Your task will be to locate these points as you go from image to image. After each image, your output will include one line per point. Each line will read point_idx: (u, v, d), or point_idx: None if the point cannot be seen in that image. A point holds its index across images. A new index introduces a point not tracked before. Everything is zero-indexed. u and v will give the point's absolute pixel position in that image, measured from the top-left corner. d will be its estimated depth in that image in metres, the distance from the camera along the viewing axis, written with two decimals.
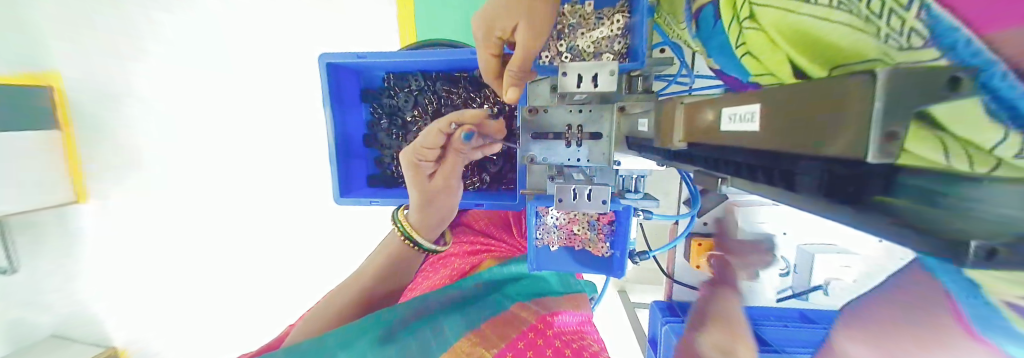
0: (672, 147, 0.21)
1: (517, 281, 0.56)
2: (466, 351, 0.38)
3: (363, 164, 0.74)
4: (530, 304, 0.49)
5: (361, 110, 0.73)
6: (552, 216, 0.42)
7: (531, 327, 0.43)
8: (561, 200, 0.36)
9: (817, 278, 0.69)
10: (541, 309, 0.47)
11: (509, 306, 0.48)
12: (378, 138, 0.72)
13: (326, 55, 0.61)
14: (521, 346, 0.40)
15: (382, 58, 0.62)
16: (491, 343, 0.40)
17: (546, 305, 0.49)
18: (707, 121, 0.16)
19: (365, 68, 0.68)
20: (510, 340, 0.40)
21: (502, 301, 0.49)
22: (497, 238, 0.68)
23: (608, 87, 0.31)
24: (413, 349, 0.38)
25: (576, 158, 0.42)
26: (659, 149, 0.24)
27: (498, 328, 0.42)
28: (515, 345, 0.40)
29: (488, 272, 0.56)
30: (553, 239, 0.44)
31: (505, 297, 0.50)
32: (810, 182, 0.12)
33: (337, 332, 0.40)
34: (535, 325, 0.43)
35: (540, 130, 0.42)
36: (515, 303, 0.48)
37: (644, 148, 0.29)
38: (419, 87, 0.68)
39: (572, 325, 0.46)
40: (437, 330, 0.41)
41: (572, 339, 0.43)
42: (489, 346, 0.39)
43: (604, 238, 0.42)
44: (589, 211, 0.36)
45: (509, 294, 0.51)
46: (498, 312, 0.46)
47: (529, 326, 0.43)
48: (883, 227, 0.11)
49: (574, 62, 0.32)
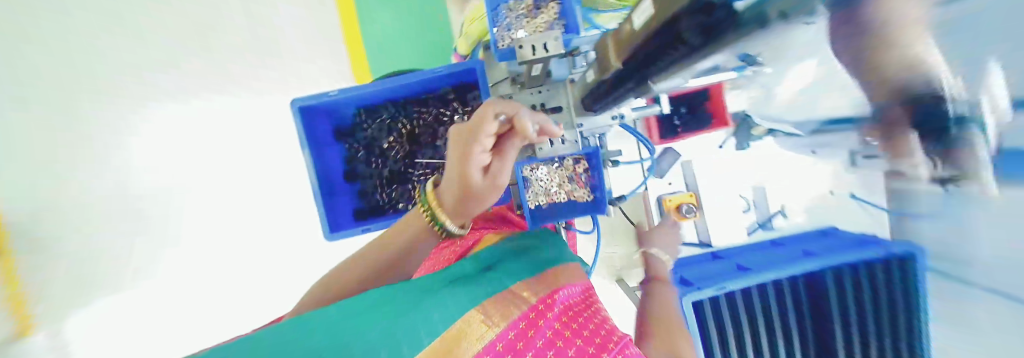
0: (613, 68, 0.29)
1: (520, 256, 0.57)
2: (468, 328, 0.39)
3: (347, 199, 0.75)
4: (532, 282, 0.51)
5: (338, 148, 0.75)
6: (537, 172, 0.48)
7: (532, 308, 0.45)
8: (541, 150, 0.46)
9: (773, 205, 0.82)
10: (541, 291, 0.49)
11: (511, 285, 0.49)
12: (359, 172, 0.75)
13: (297, 99, 0.64)
14: (522, 325, 0.42)
15: (350, 93, 0.67)
16: (494, 322, 0.41)
17: (546, 282, 0.51)
18: (629, 31, 0.24)
19: (335, 107, 0.71)
20: (510, 320, 0.42)
21: (502, 280, 0.50)
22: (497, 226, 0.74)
23: (556, 51, 0.38)
24: (406, 333, 0.36)
25: None
26: (605, 81, 0.32)
27: (500, 305, 0.44)
28: (516, 326, 0.41)
29: (487, 252, 0.58)
30: (542, 194, 0.50)
31: (503, 277, 0.51)
32: (695, 30, 0.18)
33: (350, 304, 0.40)
34: (535, 305, 0.45)
35: None
36: (517, 282, 0.50)
37: (592, 94, 0.38)
38: (390, 114, 0.74)
39: (576, 299, 0.50)
40: (433, 308, 0.39)
41: (574, 316, 0.46)
42: (492, 324, 0.40)
43: (585, 185, 0.50)
44: (564, 153, 0.46)
45: (513, 272, 0.52)
46: (496, 291, 0.46)
47: (529, 306, 0.45)
48: (751, 30, 0.16)
49: (525, 37, 0.39)
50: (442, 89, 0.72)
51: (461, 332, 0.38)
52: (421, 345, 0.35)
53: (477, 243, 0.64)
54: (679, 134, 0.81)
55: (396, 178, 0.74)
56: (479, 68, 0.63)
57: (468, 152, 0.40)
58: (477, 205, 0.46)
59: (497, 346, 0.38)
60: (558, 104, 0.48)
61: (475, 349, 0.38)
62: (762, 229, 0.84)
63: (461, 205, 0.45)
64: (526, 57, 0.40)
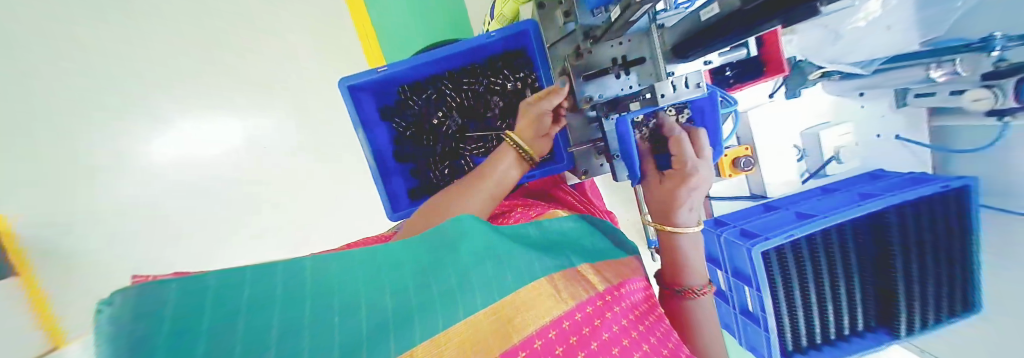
0: None
1: (586, 244, 0.52)
2: (541, 298, 0.33)
3: (399, 179, 0.74)
4: (601, 267, 0.46)
5: (384, 128, 0.74)
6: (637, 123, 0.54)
7: (600, 295, 0.38)
8: (663, 96, 0.45)
9: (826, 151, 0.83)
10: (609, 279, 0.43)
11: (578, 264, 0.44)
12: (409, 151, 0.73)
13: (345, 79, 0.62)
14: (590, 311, 0.35)
15: (399, 67, 0.65)
16: (564, 298, 0.35)
17: (614, 275, 0.45)
18: None
19: (380, 85, 0.69)
20: (578, 301, 0.36)
21: (571, 257, 0.45)
22: (565, 192, 0.73)
23: None
24: (477, 293, 0.30)
25: (629, 86, 0.49)
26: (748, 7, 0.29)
27: (567, 284, 0.37)
28: (582, 309, 0.35)
29: (550, 221, 0.52)
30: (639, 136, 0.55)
31: (572, 253, 0.46)
32: None
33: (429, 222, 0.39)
34: (603, 295, 0.39)
35: (586, 70, 0.50)
36: (584, 263, 0.45)
37: (711, 36, 0.36)
38: (436, 89, 0.72)
39: (640, 296, 0.44)
40: (501, 264, 0.34)
41: (642, 317, 0.40)
42: (561, 300, 0.34)
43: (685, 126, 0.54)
44: (688, 98, 0.46)
45: (583, 253, 0.48)
46: (565, 265, 0.41)
47: (598, 292, 0.38)
48: None
49: None
50: (488, 57, 0.70)
51: (531, 298, 0.33)
52: (495, 296, 0.31)
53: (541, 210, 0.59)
54: (734, 87, 0.78)
55: (448, 156, 0.73)
56: (532, 29, 0.60)
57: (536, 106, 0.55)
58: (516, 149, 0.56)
59: (563, 324, 0.32)
60: (641, 57, 0.47)
61: (542, 321, 0.32)
62: (814, 177, 0.87)
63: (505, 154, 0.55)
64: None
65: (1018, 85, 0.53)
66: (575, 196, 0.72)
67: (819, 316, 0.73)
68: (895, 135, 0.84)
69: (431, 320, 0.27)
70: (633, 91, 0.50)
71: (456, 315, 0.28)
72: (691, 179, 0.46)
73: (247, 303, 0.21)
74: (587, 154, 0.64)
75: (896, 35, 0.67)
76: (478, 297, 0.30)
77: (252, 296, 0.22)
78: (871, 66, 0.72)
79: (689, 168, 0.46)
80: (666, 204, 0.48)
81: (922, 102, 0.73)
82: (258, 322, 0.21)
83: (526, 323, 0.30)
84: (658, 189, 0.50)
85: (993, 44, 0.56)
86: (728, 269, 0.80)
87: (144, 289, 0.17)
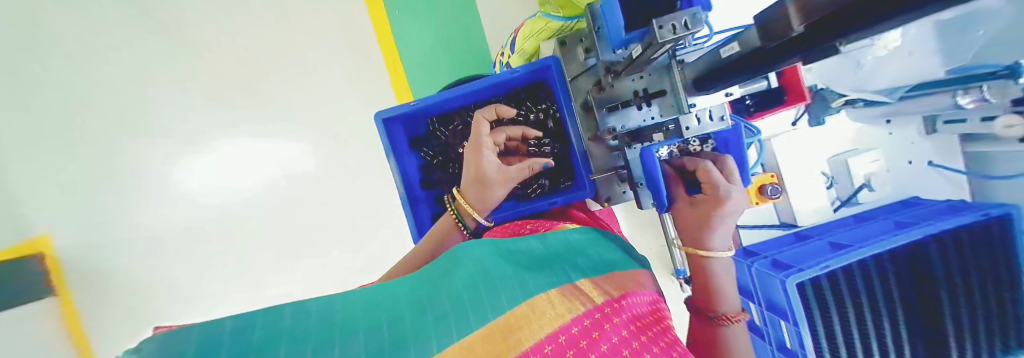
0: (788, 35, 0.28)
1: (587, 255, 0.51)
2: (533, 314, 0.31)
3: (425, 206, 0.77)
4: (599, 281, 0.43)
5: (412, 157, 0.77)
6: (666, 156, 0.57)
7: (597, 308, 0.35)
8: (688, 129, 0.46)
9: (858, 178, 0.80)
10: (611, 290, 0.40)
11: (577, 279, 0.41)
12: (436, 179, 0.77)
13: (380, 112, 0.67)
14: (587, 324, 0.32)
15: (430, 101, 0.70)
16: (559, 312, 0.33)
17: (612, 288, 0.42)
18: (826, 12, 0.23)
19: (410, 117, 0.74)
20: (574, 315, 0.33)
21: (567, 273, 0.42)
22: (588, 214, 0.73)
23: (701, 30, 0.36)
24: (470, 314, 0.29)
25: (651, 116, 0.53)
26: (766, 45, 0.32)
27: (564, 298, 0.35)
28: (581, 322, 0.32)
29: (554, 233, 0.55)
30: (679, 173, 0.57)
31: (572, 268, 0.44)
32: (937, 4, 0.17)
33: (429, 267, 0.41)
34: (601, 307, 0.35)
35: (608, 103, 0.55)
36: (584, 277, 0.42)
37: (728, 72, 0.39)
38: (463, 119, 0.76)
39: (645, 307, 0.40)
40: (495, 288, 0.34)
41: (646, 329, 0.35)
42: (558, 314, 0.32)
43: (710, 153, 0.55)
44: (715, 130, 0.46)
45: (580, 267, 0.46)
46: (562, 282, 0.39)
47: (594, 305, 0.35)
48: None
49: (661, 17, 0.36)
50: (510, 90, 0.75)
51: (528, 315, 0.31)
52: (489, 316, 0.30)
53: (554, 225, 0.62)
54: (755, 114, 0.78)
55: None
56: (555, 65, 0.64)
57: (479, 147, 0.55)
58: (495, 191, 0.57)
59: (559, 339, 0.30)
60: (662, 90, 0.51)
61: (543, 334, 0.29)
62: (847, 205, 0.85)
63: (483, 197, 0.57)
64: (665, 37, 0.36)
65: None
66: (599, 220, 0.72)
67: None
68: (927, 161, 0.81)
69: (425, 343, 0.25)
70: (656, 120, 0.53)
71: (450, 336, 0.26)
72: (723, 202, 0.46)
73: (258, 338, 0.22)
74: (608, 181, 0.65)
75: (913, 63, 0.68)
76: (472, 321, 0.29)
77: (255, 324, 0.23)
78: (895, 94, 0.74)
79: (720, 193, 0.46)
80: (697, 227, 0.48)
81: (951, 129, 0.72)
82: (250, 339, 0.21)
83: (522, 338, 0.28)
84: (691, 214, 0.50)
85: (1020, 70, 0.54)
86: (761, 302, 0.77)
87: (161, 339, 0.19)
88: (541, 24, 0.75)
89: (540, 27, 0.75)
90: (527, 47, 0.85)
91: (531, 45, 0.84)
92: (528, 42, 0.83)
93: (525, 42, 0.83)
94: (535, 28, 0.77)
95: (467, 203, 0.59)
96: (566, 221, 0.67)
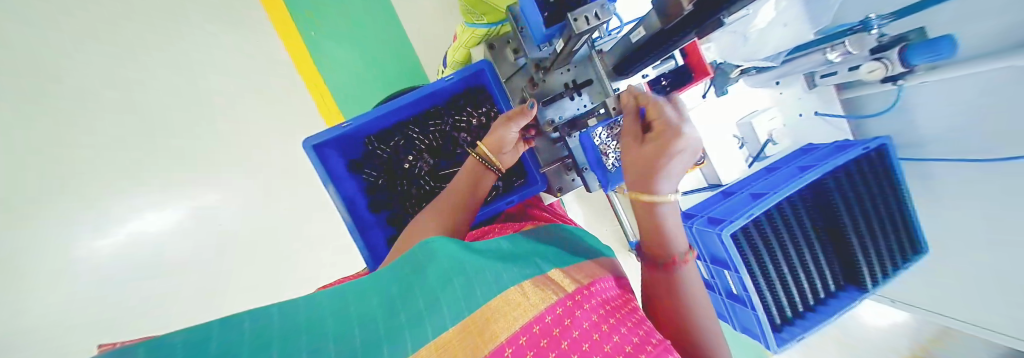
0: (680, 12, 0.31)
1: (557, 249, 0.52)
2: (504, 308, 0.31)
3: (376, 230, 0.72)
4: (570, 271, 0.44)
5: (354, 181, 0.73)
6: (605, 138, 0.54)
7: (569, 294, 0.36)
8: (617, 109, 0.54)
9: (762, 135, 0.94)
10: (580, 279, 0.41)
11: (548, 270, 0.42)
12: (383, 200, 0.73)
13: (309, 138, 0.62)
14: (559, 311, 0.33)
15: (364, 118, 0.66)
16: (532, 302, 0.33)
17: (580, 275, 0.43)
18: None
19: (345, 138, 0.70)
20: (547, 304, 0.33)
21: (539, 265, 0.43)
22: (546, 208, 0.75)
23: (610, 17, 0.39)
24: (445, 317, 0.29)
25: (584, 104, 0.56)
26: (663, 26, 0.35)
27: (535, 288, 0.36)
28: (554, 310, 0.33)
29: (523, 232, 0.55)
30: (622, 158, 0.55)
31: (540, 259, 0.45)
32: None
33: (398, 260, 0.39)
34: (573, 295, 0.36)
35: (544, 97, 0.57)
36: (554, 268, 0.43)
37: (638, 55, 0.44)
38: (403, 135, 0.73)
39: (615, 293, 0.42)
40: None
41: (615, 311, 0.37)
42: (530, 306, 0.32)
43: None
44: None
45: (553, 260, 0.47)
46: (533, 273, 0.40)
47: (566, 293, 0.36)
48: None
49: (576, 9, 0.39)
50: (448, 98, 0.74)
51: (501, 308, 0.31)
52: (463, 313, 0.29)
53: (514, 227, 0.62)
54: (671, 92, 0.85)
55: (425, 199, 0.73)
56: (487, 69, 0.64)
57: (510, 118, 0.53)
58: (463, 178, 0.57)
59: (533, 329, 0.30)
60: (589, 78, 0.54)
61: (517, 328, 0.30)
62: (757, 160, 0.98)
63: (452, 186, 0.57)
64: (581, 28, 0.39)
65: (902, 53, 0.64)
66: (558, 213, 0.74)
67: (794, 287, 0.78)
68: (814, 111, 0.96)
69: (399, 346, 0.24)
70: (587, 108, 0.57)
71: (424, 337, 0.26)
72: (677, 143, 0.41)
73: (217, 349, 0.21)
74: (557, 172, 0.68)
75: (793, 30, 0.82)
76: (446, 318, 0.28)
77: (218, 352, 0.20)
78: (778, 58, 0.87)
79: (675, 131, 0.41)
80: (650, 174, 0.43)
81: (825, 81, 0.87)
82: None
83: (497, 332, 0.29)
84: (637, 154, 0.44)
85: (870, 23, 0.68)
86: (707, 258, 0.85)
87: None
88: (466, 34, 0.76)
89: (467, 37, 0.77)
90: (457, 57, 0.87)
91: (461, 55, 0.86)
92: (458, 53, 0.85)
93: (456, 52, 0.84)
94: (462, 37, 0.79)
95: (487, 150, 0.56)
96: (530, 220, 0.67)
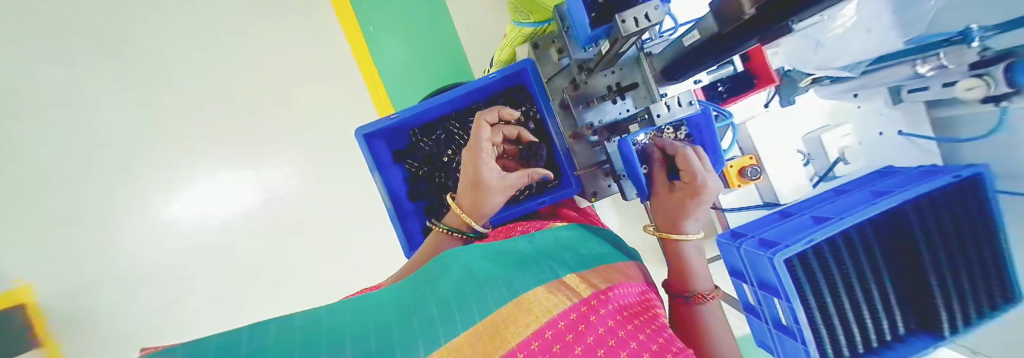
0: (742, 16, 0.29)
1: (576, 251, 0.51)
2: (517, 312, 0.31)
3: (413, 218, 0.76)
4: (587, 275, 0.43)
5: (397, 170, 0.78)
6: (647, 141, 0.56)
7: (583, 301, 0.35)
8: (659, 116, 0.47)
9: (832, 152, 0.84)
10: (598, 283, 0.41)
11: (564, 275, 0.42)
12: (422, 190, 0.77)
13: (361, 127, 0.67)
14: (573, 317, 0.32)
15: (410, 113, 0.70)
16: (546, 308, 0.33)
17: (598, 280, 0.42)
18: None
19: (392, 130, 0.75)
20: (561, 309, 0.33)
21: (555, 270, 0.42)
22: (579, 212, 0.73)
23: (663, 18, 0.37)
24: (457, 320, 0.29)
25: (626, 109, 0.55)
26: (722, 30, 0.33)
27: (547, 292, 0.36)
28: (567, 316, 0.32)
29: (542, 232, 0.55)
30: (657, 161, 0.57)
31: (560, 263, 0.45)
32: None
33: (420, 271, 0.41)
34: (587, 300, 0.36)
35: (584, 100, 0.57)
36: (571, 272, 0.43)
37: (689, 60, 0.42)
38: (444, 129, 0.76)
39: (635, 296, 0.41)
40: (480, 290, 0.34)
41: (633, 317, 0.36)
42: (542, 313, 0.32)
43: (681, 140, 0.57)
44: (683, 115, 0.47)
45: (567, 262, 0.46)
46: (548, 277, 0.40)
47: (580, 299, 0.36)
48: None
49: (628, 9, 0.37)
50: (489, 96, 0.76)
51: (513, 314, 0.31)
52: (476, 318, 0.30)
53: (540, 225, 0.63)
54: (727, 100, 0.79)
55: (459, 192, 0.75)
56: (530, 68, 0.64)
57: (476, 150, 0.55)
58: (492, 197, 0.57)
59: (545, 334, 0.29)
60: (634, 82, 0.53)
61: (528, 333, 0.29)
62: (825, 180, 0.88)
63: (480, 202, 0.56)
64: (630, 29, 0.37)
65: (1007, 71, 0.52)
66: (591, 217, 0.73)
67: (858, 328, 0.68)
68: (897, 131, 0.84)
69: (411, 348, 0.25)
70: (630, 112, 0.55)
71: (437, 340, 0.26)
72: (703, 192, 0.46)
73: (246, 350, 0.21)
74: (593, 177, 0.66)
75: (874, 38, 0.72)
76: (457, 323, 0.29)
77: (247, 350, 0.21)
78: (857, 68, 0.78)
79: (699, 181, 0.46)
80: (678, 213, 0.48)
81: (914, 97, 0.74)
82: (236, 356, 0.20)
83: (510, 335, 0.29)
84: (670, 200, 0.50)
85: (971, 34, 0.56)
86: (754, 282, 0.78)
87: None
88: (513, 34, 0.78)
89: (513, 37, 0.78)
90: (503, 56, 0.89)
91: (506, 54, 0.87)
92: (504, 52, 0.87)
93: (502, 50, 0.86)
94: (508, 37, 0.81)
95: (464, 212, 0.58)
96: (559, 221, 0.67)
